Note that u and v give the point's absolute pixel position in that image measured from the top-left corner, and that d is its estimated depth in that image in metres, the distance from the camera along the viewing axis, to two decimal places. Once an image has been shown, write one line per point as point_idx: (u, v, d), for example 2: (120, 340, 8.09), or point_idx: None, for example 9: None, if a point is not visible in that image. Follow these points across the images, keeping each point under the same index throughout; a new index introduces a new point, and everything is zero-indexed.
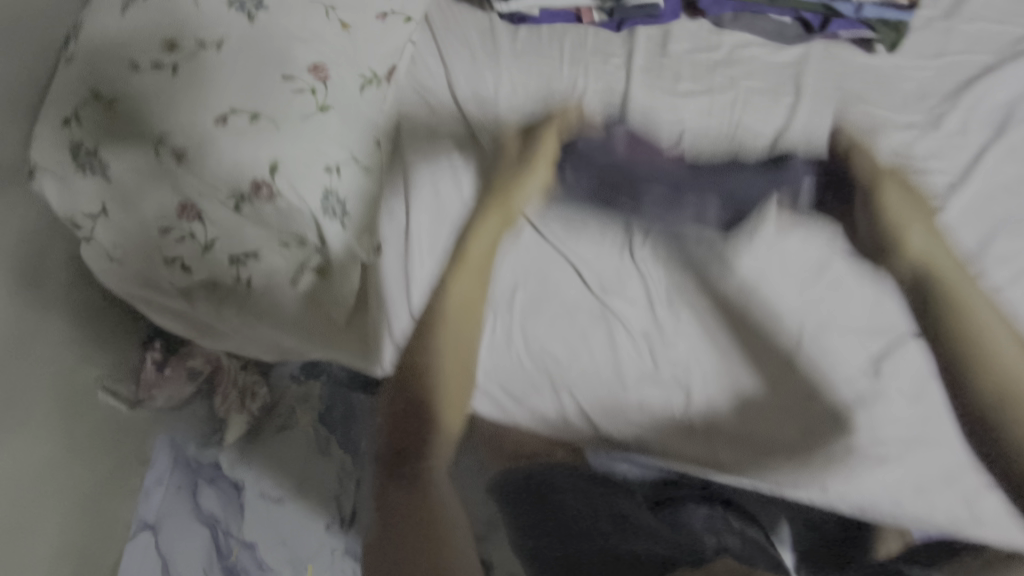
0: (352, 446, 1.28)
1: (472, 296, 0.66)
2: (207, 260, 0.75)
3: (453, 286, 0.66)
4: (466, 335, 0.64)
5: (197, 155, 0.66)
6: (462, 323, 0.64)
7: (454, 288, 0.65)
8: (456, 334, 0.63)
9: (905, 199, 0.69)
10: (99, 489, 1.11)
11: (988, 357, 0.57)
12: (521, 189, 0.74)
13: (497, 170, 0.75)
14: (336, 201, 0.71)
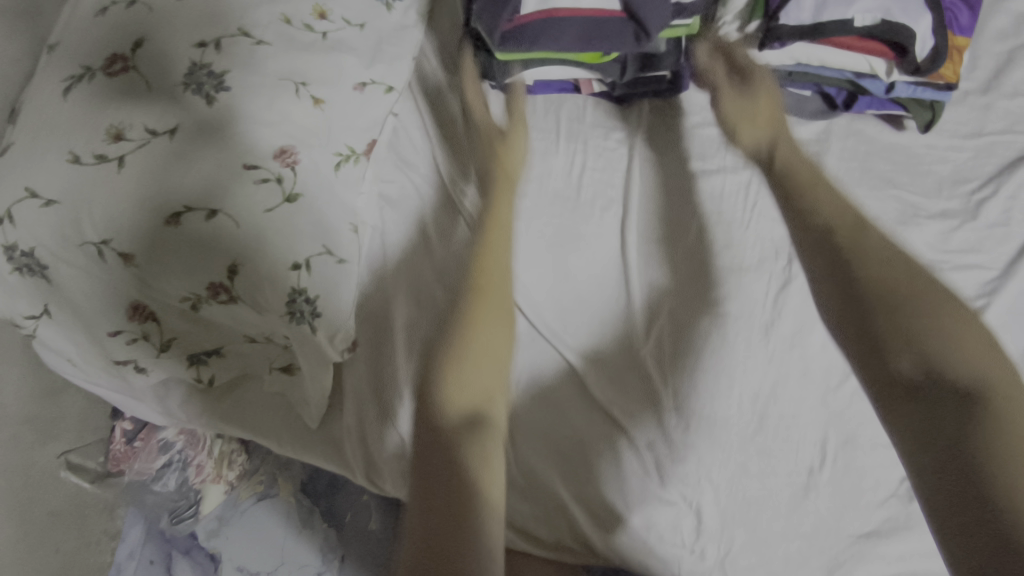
0: (336, 518, 1.20)
1: (493, 341, 0.52)
2: (163, 361, 0.67)
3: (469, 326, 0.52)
4: (489, 373, 0.50)
5: (147, 258, 0.59)
6: (493, 360, 0.51)
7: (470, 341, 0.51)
8: (478, 357, 0.50)
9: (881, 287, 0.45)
10: (62, 570, 1.06)
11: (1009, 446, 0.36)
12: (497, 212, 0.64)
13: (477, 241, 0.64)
14: (305, 302, 0.63)
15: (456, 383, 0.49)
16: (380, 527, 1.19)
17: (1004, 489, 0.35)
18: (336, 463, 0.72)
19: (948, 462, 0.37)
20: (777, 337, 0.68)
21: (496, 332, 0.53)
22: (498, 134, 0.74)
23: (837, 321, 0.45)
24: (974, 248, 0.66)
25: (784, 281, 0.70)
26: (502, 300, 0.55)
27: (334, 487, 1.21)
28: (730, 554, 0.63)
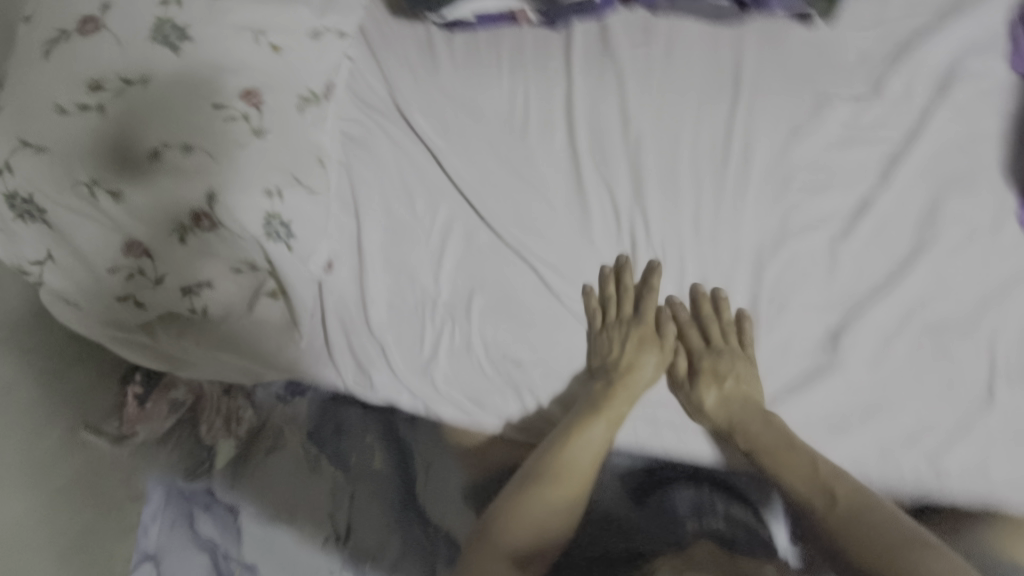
0: (341, 462, 1.23)
1: (588, 457, 0.67)
2: (159, 293, 0.75)
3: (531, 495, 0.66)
4: (559, 508, 0.66)
5: (134, 193, 0.66)
6: (574, 487, 0.67)
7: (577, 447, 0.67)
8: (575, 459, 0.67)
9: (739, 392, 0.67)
10: (93, 533, 1.12)
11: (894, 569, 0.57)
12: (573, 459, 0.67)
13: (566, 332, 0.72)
14: (279, 225, 0.70)
15: (534, 507, 0.66)
16: (384, 467, 1.24)
17: None
18: (326, 377, 0.78)
19: None
20: (712, 219, 0.71)
21: (567, 486, 0.67)
22: (643, 330, 0.70)
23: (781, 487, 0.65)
24: (884, 122, 0.71)
25: (719, 167, 0.72)
26: (580, 484, 0.67)
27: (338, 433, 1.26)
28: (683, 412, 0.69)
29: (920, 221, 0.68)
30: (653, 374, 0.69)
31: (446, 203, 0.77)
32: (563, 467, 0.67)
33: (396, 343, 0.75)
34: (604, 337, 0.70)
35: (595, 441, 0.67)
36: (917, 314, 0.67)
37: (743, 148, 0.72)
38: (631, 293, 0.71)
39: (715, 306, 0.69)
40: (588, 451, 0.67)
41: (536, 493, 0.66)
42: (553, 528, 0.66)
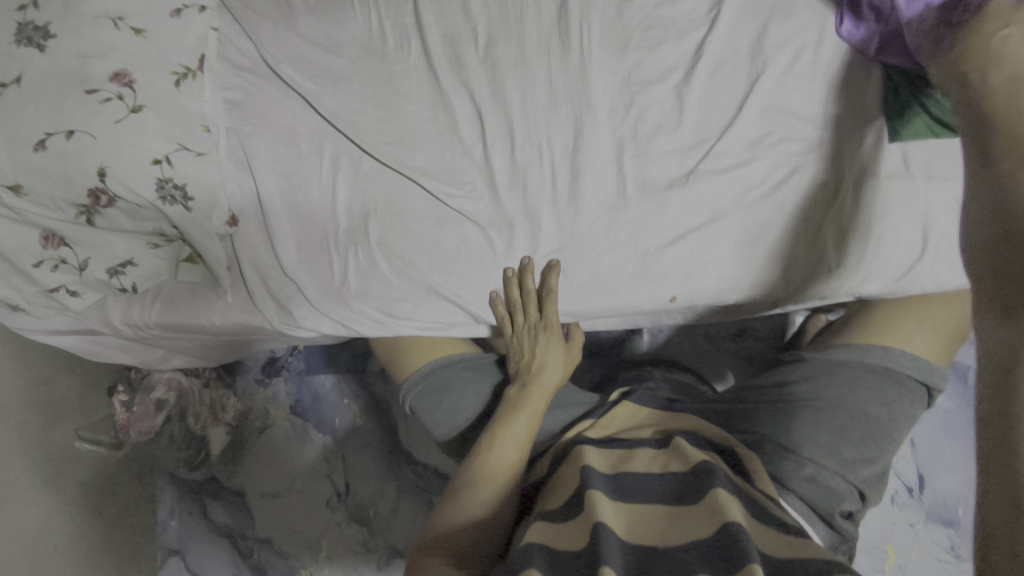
0: (323, 423, 1.31)
1: (516, 442, 0.69)
2: (87, 279, 0.82)
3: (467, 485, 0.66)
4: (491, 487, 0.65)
5: (31, 183, 0.73)
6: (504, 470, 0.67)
7: (505, 437, 0.68)
8: (505, 446, 0.68)
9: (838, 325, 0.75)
10: (110, 533, 1.22)
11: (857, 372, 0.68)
12: (500, 447, 0.68)
13: (509, 336, 0.76)
14: (173, 187, 0.76)
15: (468, 509, 0.64)
16: (365, 422, 1.29)
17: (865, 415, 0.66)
18: (256, 323, 0.84)
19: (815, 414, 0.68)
20: (565, 100, 0.76)
21: (498, 479, 0.66)
22: (550, 334, 0.75)
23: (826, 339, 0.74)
24: None
25: (559, 49, 0.76)
26: (508, 467, 0.67)
27: (317, 402, 1.32)
28: (571, 278, 0.75)
29: (749, 54, 0.72)
30: (559, 372, 0.74)
31: (330, 141, 0.83)
32: (492, 462, 0.67)
33: (310, 277, 0.81)
34: (514, 341, 0.76)
35: (516, 437, 0.69)
36: (763, 140, 0.71)
37: (583, 26, 0.76)
38: (534, 297, 0.75)
39: (642, 249, 0.73)
40: (513, 451, 0.68)
41: (468, 497, 0.65)
42: (489, 505, 0.64)
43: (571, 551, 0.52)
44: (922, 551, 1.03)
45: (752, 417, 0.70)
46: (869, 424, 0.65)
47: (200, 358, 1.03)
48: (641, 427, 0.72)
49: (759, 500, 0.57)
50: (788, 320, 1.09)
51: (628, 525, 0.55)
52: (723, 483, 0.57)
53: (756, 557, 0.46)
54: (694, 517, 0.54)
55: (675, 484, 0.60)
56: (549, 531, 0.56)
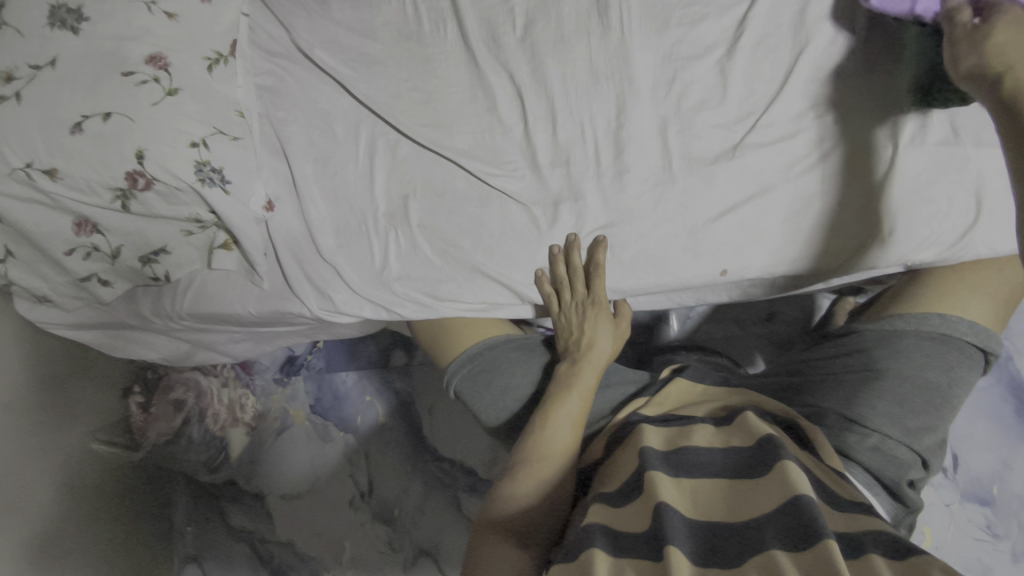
0: (345, 423, 1.27)
1: (571, 421, 0.66)
2: (119, 267, 0.80)
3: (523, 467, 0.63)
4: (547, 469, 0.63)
5: (66, 167, 0.71)
6: (561, 452, 0.64)
7: (560, 417, 0.66)
8: (560, 427, 0.66)
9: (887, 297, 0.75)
10: (125, 541, 1.15)
11: (911, 340, 0.68)
12: (555, 427, 0.66)
13: (555, 314, 0.75)
14: (211, 171, 0.75)
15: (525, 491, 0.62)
16: (388, 418, 1.25)
17: (927, 382, 0.66)
18: (294, 309, 0.83)
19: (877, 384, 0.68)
20: (607, 77, 0.75)
21: (555, 459, 0.63)
22: (598, 310, 0.74)
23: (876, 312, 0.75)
24: None
25: (599, 27, 0.75)
26: (564, 448, 0.64)
27: (339, 399, 1.28)
28: (617, 254, 0.75)
29: (792, 28, 0.71)
30: (610, 348, 0.73)
31: (366, 125, 0.82)
32: (547, 442, 0.65)
33: (349, 262, 0.80)
34: (562, 320, 0.75)
35: (569, 414, 0.67)
36: (809, 113, 0.71)
37: (623, 3, 0.74)
38: (580, 273, 0.74)
39: (691, 224, 0.73)
40: (568, 429, 0.66)
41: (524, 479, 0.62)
42: (547, 488, 0.62)
43: (632, 533, 0.50)
44: (959, 530, 1.02)
45: (810, 389, 0.70)
46: (928, 394, 0.66)
47: (225, 353, 1.01)
48: (694, 402, 0.71)
49: (823, 474, 0.56)
50: (815, 304, 1.08)
51: (690, 502, 0.53)
52: (791, 453, 0.54)
53: (831, 536, 0.44)
54: (762, 488, 0.52)
55: (739, 456, 0.57)
56: (610, 512, 0.54)
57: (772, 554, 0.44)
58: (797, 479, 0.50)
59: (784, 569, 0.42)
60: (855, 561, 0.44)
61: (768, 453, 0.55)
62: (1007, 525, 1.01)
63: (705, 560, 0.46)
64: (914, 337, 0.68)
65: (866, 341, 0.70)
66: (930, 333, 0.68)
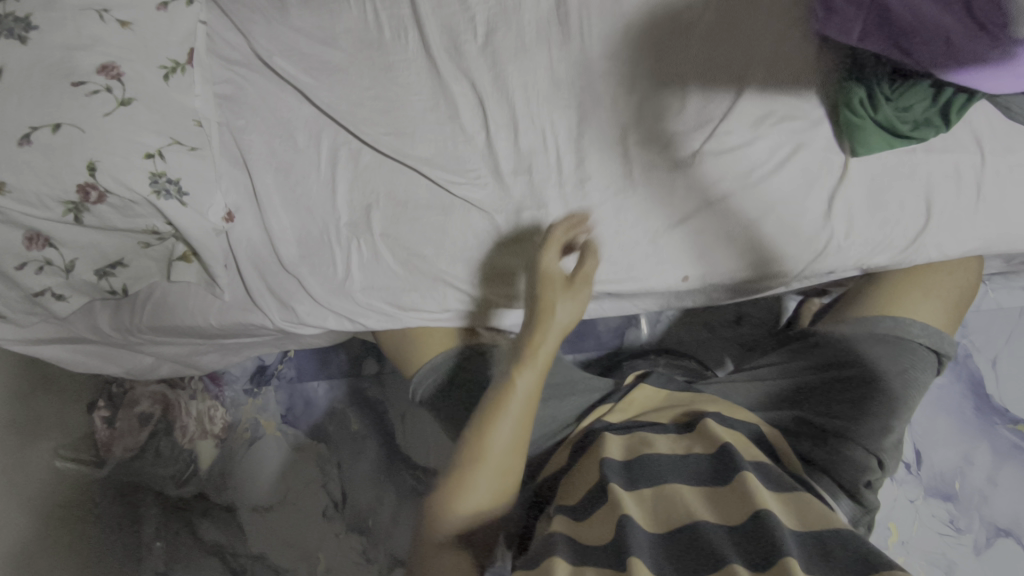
0: (321, 436, 1.25)
1: (524, 406, 0.59)
2: (74, 281, 0.78)
3: (467, 472, 0.56)
4: (491, 466, 0.57)
5: (15, 180, 0.69)
6: (508, 443, 0.58)
7: (511, 404, 0.59)
8: (510, 416, 0.58)
9: (847, 303, 0.77)
10: (90, 561, 1.11)
11: (867, 342, 0.70)
12: (502, 416, 0.58)
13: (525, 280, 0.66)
14: (167, 182, 0.74)
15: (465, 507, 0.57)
16: (361, 426, 1.24)
17: (891, 387, 0.67)
18: (256, 321, 0.82)
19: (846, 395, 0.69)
20: (567, 86, 0.76)
21: (495, 471, 0.57)
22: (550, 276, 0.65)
23: (837, 318, 0.77)
24: None
25: (559, 36, 0.76)
26: (511, 438, 0.58)
27: (311, 409, 1.26)
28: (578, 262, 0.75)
29: (746, 38, 0.73)
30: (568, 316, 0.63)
31: (328, 134, 0.82)
32: (490, 436, 0.58)
33: (312, 273, 0.79)
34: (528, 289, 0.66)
35: (512, 415, 0.58)
36: (766, 119, 0.73)
37: (582, 12, 0.75)
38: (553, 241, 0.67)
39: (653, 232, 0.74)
40: (512, 430, 0.58)
41: (461, 505, 0.56)
42: (491, 489, 0.57)
43: (591, 543, 0.50)
44: (923, 525, 1.04)
45: (783, 402, 0.70)
46: (899, 408, 0.66)
47: (189, 365, 1.00)
48: (655, 409, 0.72)
49: (784, 480, 0.56)
50: (782, 306, 1.10)
51: (652, 512, 0.53)
52: (748, 463, 0.55)
53: (791, 549, 0.44)
54: (722, 500, 0.52)
55: (700, 464, 0.57)
56: (573, 525, 0.54)
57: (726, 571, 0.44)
58: (757, 491, 0.51)
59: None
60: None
61: (728, 463, 0.55)
62: (969, 518, 1.03)
63: (667, 569, 0.46)
64: (870, 338, 0.70)
65: (840, 354, 0.71)
66: (884, 334, 0.70)
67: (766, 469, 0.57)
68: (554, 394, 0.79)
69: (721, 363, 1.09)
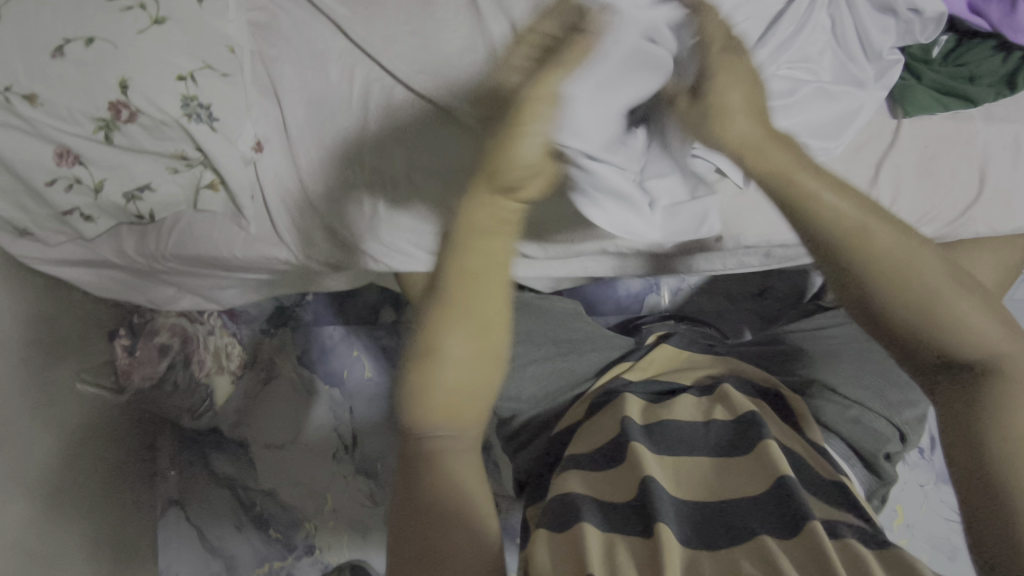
0: (334, 379, 1.25)
1: (480, 269, 0.50)
2: (102, 203, 0.78)
3: (438, 362, 0.48)
4: (461, 350, 0.48)
5: (47, 93, 0.68)
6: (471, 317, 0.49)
7: (465, 257, 0.50)
8: (467, 275, 0.50)
9: None
10: (110, 481, 1.12)
11: None
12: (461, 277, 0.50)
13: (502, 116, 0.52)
14: (199, 106, 0.73)
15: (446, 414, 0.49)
16: (375, 373, 1.25)
17: None
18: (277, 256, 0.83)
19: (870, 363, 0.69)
20: None
21: (461, 367, 0.49)
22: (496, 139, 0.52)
23: None
24: None
25: None
26: (470, 306, 0.49)
27: (326, 353, 1.26)
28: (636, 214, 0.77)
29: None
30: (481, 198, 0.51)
31: (362, 69, 0.78)
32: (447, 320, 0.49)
33: (337, 212, 0.79)
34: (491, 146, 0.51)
35: (453, 282, 0.50)
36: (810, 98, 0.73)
37: None
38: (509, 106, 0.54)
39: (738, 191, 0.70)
40: (466, 309, 0.49)
41: (436, 400, 0.48)
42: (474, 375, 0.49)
43: (617, 503, 0.49)
44: (930, 509, 1.03)
45: (805, 365, 0.71)
46: (919, 385, 0.67)
47: (210, 298, 1.01)
48: (676, 364, 0.72)
49: (809, 452, 0.55)
50: (807, 282, 1.08)
51: (676, 476, 0.51)
52: (773, 431, 0.54)
53: (815, 521, 0.43)
54: (745, 466, 0.51)
55: (724, 430, 0.56)
56: (593, 480, 0.53)
57: (762, 536, 0.43)
58: (782, 461, 0.50)
59: (780, 559, 0.41)
60: (849, 554, 0.42)
61: (752, 430, 0.54)
62: None
63: (694, 535, 0.45)
64: None
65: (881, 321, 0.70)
66: None
67: (788, 440, 0.56)
68: (574, 346, 0.79)
69: (739, 334, 1.08)
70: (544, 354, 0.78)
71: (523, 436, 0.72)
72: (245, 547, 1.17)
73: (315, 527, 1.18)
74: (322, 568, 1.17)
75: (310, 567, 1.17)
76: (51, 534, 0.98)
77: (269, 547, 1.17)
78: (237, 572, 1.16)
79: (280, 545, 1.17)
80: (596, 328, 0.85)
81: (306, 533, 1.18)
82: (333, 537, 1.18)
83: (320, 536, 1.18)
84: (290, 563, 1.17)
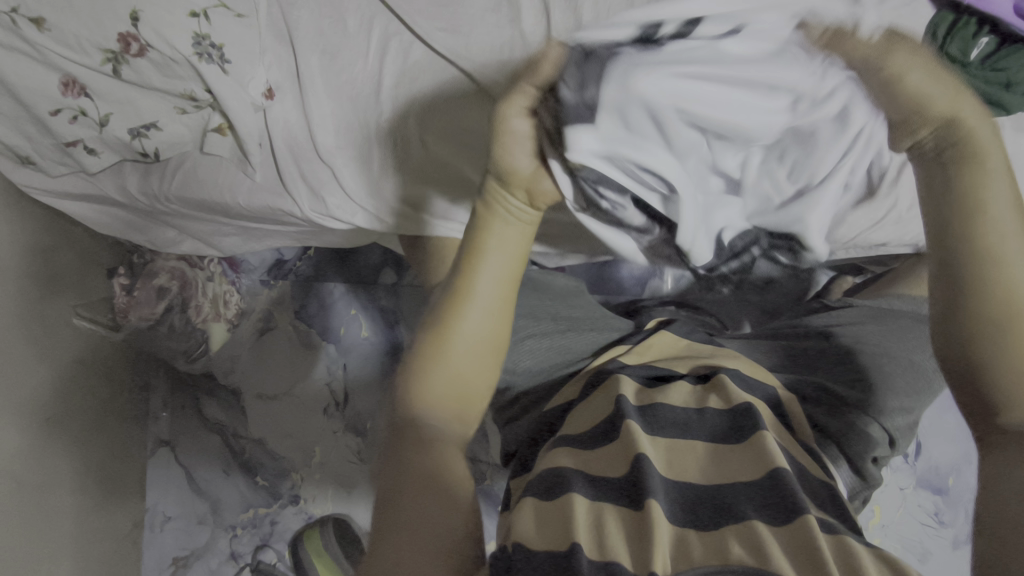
0: (330, 334, 1.24)
1: (497, 297, 0.59)
2: (106, 138, 0.77)
3: (441, 361, 0.56)
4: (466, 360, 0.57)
5: (55, 19, 0.66)
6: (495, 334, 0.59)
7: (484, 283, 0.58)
8: (488, 301, 0.58)
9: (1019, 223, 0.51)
10: (100, 417, 1.12)
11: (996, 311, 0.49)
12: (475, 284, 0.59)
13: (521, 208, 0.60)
14: (210, 47, 0.70)
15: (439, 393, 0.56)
16: (372, 334, 1.24)
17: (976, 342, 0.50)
18: (284, 207, 0.82)
19: (863, 366, 0.70)
20: None
21: (455, 369, 0.56)
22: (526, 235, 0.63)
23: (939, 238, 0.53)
24: None
25: None
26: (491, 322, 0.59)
27: (324, 309, 1.25)
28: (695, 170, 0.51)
29: None
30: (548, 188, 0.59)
31: (381, 19, 0.72)
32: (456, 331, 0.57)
33: (347, 166, 0.78)
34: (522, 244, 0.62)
35: (474, 335, 0.57)
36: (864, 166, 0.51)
37: None
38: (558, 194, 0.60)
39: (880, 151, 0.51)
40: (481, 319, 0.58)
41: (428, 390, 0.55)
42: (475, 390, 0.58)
43: (609, 479, 0.49)
44: (907, 513, 1.05)
45: (802, 365, 0.71)
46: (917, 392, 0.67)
47: (211, 244, 1.00)
48: (676, 350, 0.72)
49: (801, 451, 0.55)
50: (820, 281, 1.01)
51: (668, 458, 0.51)
52: (768, 425, 0.54)
53: (811, 516, 0.43)
54: (739, 456, 0.51)
55: (718, 420, 0.55)
56: (583, 456, 0.53)
57: (755, 525, 0.43)
58: (777, 454, 0.50)
59: (768, 551, 0.41)
60: (840, 548, 0.42)
61: (748, 423, 0.54)
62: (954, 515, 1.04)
63: (685, 519, 0.44)
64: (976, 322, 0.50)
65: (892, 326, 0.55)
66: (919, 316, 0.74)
67: (781, 436, 0.55)
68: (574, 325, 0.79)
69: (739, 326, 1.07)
70: (542, 329, 0.77)
71: (515, 408, 0.72)
72: (231, 491, 1.19)
73: (301, 478, 1.19)
74: (305, 518, 1.17)
75: (293, 516, 1.17)
76: (40, 464, 0.99)
77: (255, 494, 1.19)
78: (221, 514, 1.18)
79: (266, 493, 1.18)
80: (595, 308, 0.85)
81: (293, 483, 1.19)
82: (318, 489, 1.18)
83: (305, 487, 1.18)
84: (274, 510, 1.17)
